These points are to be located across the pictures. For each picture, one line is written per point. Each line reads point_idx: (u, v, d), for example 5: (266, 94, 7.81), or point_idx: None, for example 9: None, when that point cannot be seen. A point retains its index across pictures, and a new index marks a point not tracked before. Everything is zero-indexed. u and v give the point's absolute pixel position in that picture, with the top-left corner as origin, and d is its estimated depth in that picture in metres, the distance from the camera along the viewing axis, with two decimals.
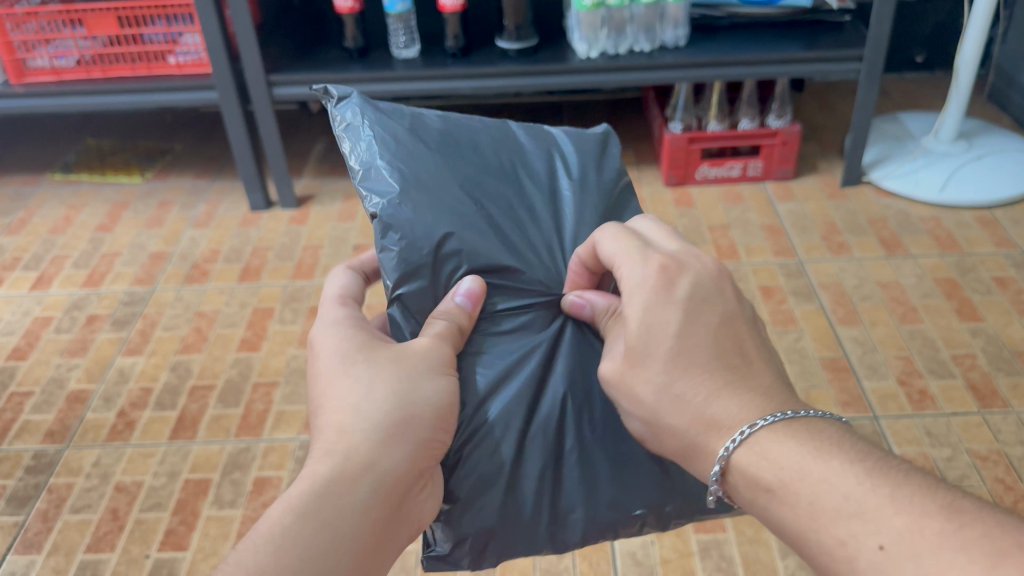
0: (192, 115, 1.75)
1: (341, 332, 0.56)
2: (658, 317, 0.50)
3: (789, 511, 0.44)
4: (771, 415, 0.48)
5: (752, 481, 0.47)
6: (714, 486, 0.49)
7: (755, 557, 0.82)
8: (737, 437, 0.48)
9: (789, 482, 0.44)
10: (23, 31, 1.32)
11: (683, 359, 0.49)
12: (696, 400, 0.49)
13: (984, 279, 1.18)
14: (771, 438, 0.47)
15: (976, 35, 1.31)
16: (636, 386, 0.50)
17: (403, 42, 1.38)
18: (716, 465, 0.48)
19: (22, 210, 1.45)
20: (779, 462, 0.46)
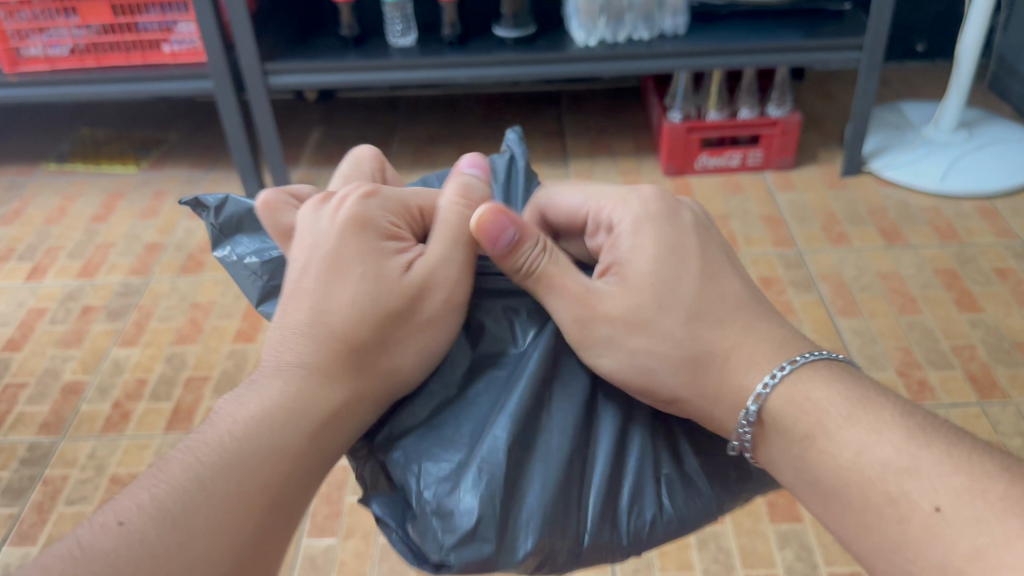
0: (188, 105, 1.74)
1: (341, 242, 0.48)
2: (673, 241, 0.50)
3: (837, 460, 0.42)
4: (805, 354, 0.47)
5: (790, 427, 0.45)
6: (744, 429, 0.47)
7: (752, 549, 0.82)
8: (775, 374, 0.47)
9: (837, 429, 0.43)
10: (16, 19, 1.31)
11: (705, 292, 0.49)
12: (708, 324, 0.48)
13: (984, 270, 1.17)
14: (809, 378, 0.46)
15: (977, 23, 1.30)
16: (651, 315, 0.48)
17: (400, 31, 1.36)
18: (753, 403, 0.46)
19: (17, 200, 1.44)
20: (824, 407, 0.44)
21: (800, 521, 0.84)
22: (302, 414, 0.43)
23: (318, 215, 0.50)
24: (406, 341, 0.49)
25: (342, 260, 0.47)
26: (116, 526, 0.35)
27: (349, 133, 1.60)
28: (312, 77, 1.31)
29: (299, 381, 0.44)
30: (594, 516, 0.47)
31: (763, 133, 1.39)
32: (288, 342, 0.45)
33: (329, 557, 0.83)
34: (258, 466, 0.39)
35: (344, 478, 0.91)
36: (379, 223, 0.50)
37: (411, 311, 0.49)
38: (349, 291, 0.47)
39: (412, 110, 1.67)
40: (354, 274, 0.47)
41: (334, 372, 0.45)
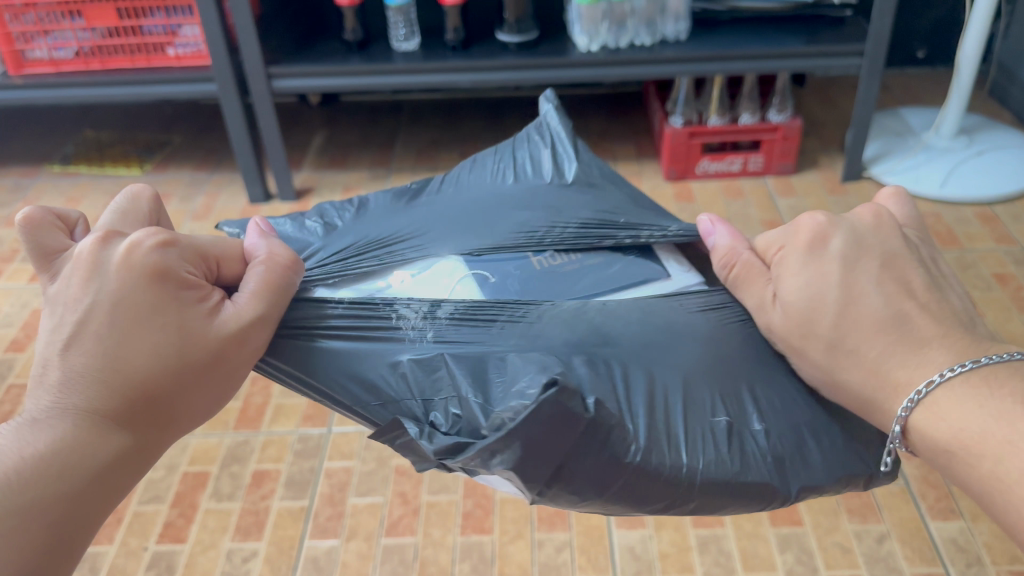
0: (191, 107, 1.75)
1: (136, 281, 0.41)
2: (821, 274, 0.46)
3: (975, 475, 0.41)
4: (953, 367, 0.42)
5: (931, 445, 0.43)
6: (896, 444, 0.45)
7: (753, 552, 0.82)
8: (913, 397, 0.43)
9: (974, 447, 0.40)
10: (22, 22, 1.32)
11: (844, 309, 0.45)
12: (844, 349, 0.45)
13: (985, 275, 1.18)
14: (954, 399, 0.42)
15: (977, 30, 1.31)
16: (805, 348, 0.47)
17: (403, 35, 1.37)
18: (896, 426, 0.44)
19: (20, 202, 1.45)
20: (959, 425, 0.41)
21: (800, 525, 0.85)
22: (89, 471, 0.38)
23: (104, 254, 0.41)
24: (208, 387, 0.43)
25: (132, 299, 0.40)
26: None
27: (350, 136, 1.61)
28: (316, 80, 1.32)
29: (86, 432, 0.38)
30: (646, 421, 0.48)
31: (764, 138, 1.40)
32: (70, 383, 0.39)
33: (331, 558, 0.83)
34: (36, 525, 0.36)
35: (347, 479, 0.92)
36: (180, 272, 0.43)
37: (225, 357, 0.43)
38: (158, 327, 0.40)
39: (415, 114, 1.68)
40: (158, 324, 0.40)
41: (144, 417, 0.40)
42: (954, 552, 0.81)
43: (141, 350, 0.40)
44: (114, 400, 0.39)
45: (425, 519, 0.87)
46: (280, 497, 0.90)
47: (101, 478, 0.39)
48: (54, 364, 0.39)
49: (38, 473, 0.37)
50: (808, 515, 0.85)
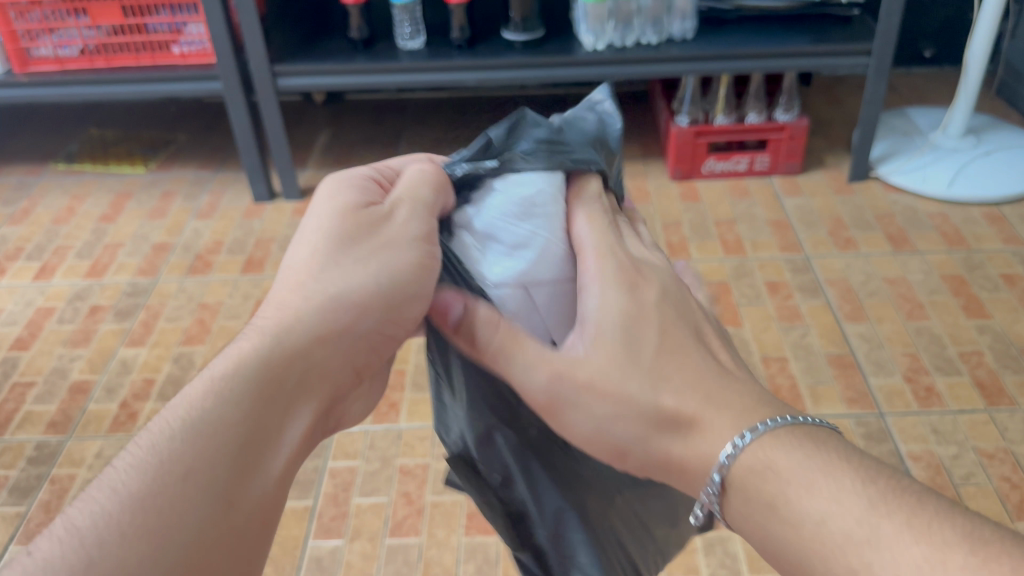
0: (196, 105, 1.75)
1: (325, 219, 0.46)
2: (636, 315, 0.45)
3: (792, 533, 0.38)
4: (773, 419, 0.41)
5: (749, 494, 0.40)
6: (708, 496, 0.42)
7: (759, 554, 0.82)
8: (738, 441, 0.41)
9: (799, 498, 0.38)
10: (27, 20, 1.32)
11: (634, 336, 0.44)
12: (668, 392, 0.42)
13: (992, 276, 1.17)
14: (775, 448, 0.40)
15: (985, 30, 1.30)
16: (627, 382, 0.43)
17: (409, 33, 1.36)
18: (716, 475, 0.41)
19: (25, 200, 1.45)
20: (788, 474, 0.39)
21: None
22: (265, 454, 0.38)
23: (314, 206, 0.47)
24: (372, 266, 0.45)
25: (317, 235, 0.45)
26: (24, 557, 0.32)
27: (357, 134, 1.60)
28: (321, 78, 1.32)
29: (265, 357, 0.40)
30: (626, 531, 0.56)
31: (771, 137, 1.39)
32: (265, 329, 0.41)
33: (335, 558, 0.83)
34: (217, 456, 0.36)
35: (351, 479, 0.92)
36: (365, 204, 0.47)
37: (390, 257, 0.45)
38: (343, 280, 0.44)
39: (420, 112, 1.68)
40: (331, 243, 0.45)
41: (309, 380, 0.41)
42: None
43: (320, 336, 0.42)
44: (265, 371, 0.40)
45: (429, 520, 0.86)
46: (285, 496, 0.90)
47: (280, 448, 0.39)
48: (257, 322, 0.42)
49: (214, 413, 0.37)
50: None
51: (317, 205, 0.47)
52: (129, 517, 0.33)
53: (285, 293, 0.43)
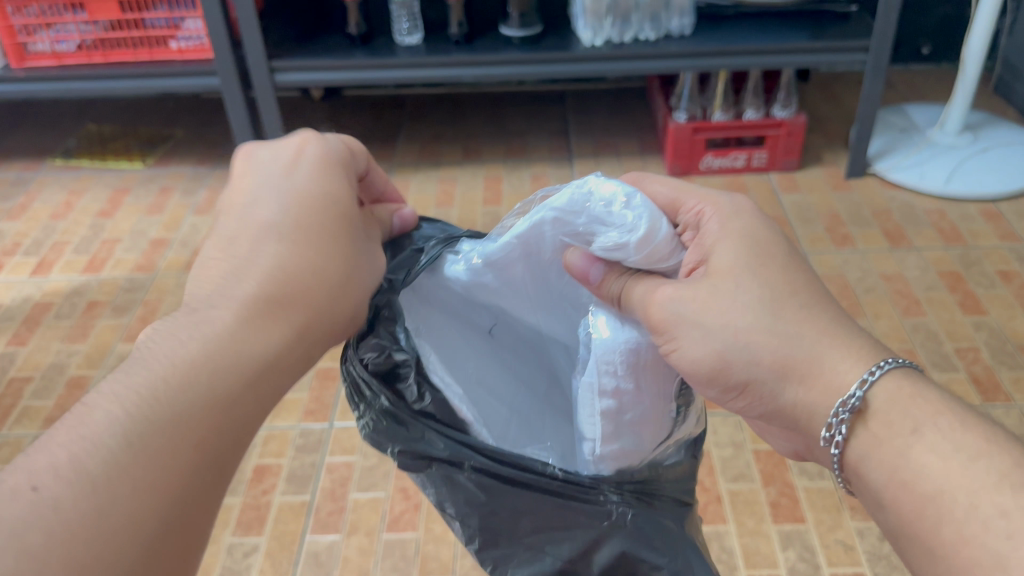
0: (193, 101, 1.75)
1: (272, 191, 0.49)
2: (749, 229, 0.48)
3: (928, 461, 0.40)
4: (891, 359, 0.44)
5: (889, 424, 0.43)
6: (840, 424, 0.44)
7: (755, 549, 0.82)
8: (875, 368, 0.44)
9: (941, 440, 0.41)
10: (25, 15, 1.31)
11: (760, 253, 0.47)
12: (792, 307, 0.45)
13: (989, 272, 1.17)
14: (904, 386, 0.43)
15: (983, 27, 1.30)
16: (734, 293, 0.45)
17: (407, 29, 1.36)
18: (851, 396, 0.43)
19: (22, 195, 1.45)
20: (929, 416, 0.42)
21: (803, 522, 0.85)
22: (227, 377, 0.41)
23: (267, 169, 0.51)
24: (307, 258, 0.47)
25: (261, 205, 0.49)
26: (29, 492, 0.33)
27: (354, 130, 1.60)
28: (318, 74, 1.32)
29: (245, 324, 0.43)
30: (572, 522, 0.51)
31: (769, 134, 1.39)
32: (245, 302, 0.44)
33: (332, 553, 0.83)
34: (196, 439, 0.38)
35: (349, 474, 0.92)
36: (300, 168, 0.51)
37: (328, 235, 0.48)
38: (298, 258, 0.47)
39: (418, 108, 1.68)
40: (268, 222, 0.48)
41: (270, 307, 0.45)
42: None
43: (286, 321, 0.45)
44: (244, 354, 0.42)
45: (426, 515, 0.86)
46: (282, 492, 0.90)
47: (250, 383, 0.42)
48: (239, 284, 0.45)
49: (199, 381, 0.39)
50: (810, 512, 0.85)
51: (267, 174, 0.50)
52: (123, 470, 0.35)
53: (245, 253, 0.46)
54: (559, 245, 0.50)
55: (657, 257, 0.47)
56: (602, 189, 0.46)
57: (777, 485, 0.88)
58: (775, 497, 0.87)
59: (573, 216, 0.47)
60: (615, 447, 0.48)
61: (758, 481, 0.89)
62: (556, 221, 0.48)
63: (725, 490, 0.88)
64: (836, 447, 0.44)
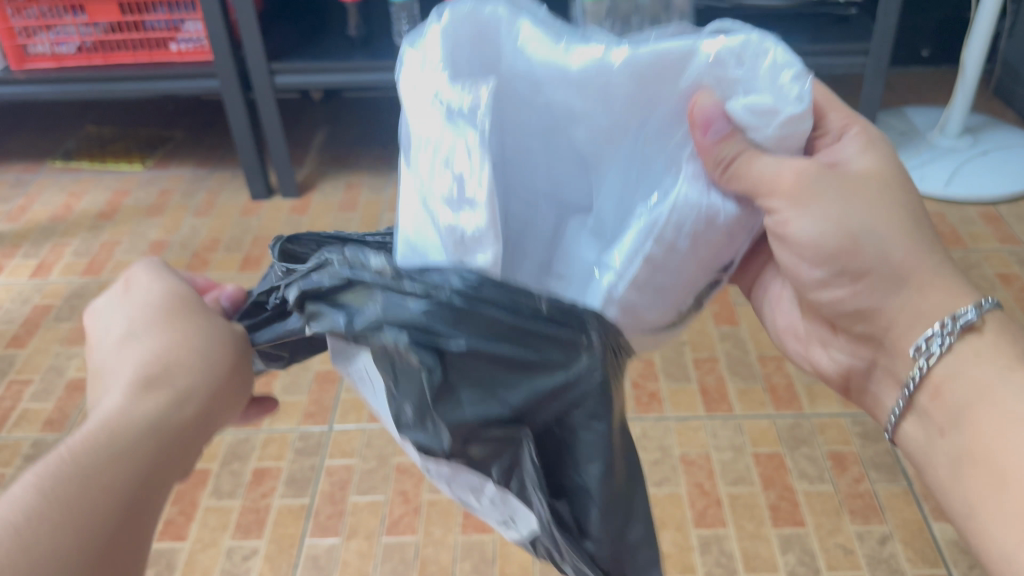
0: (193, 103, 1.75)
1: (120, 310, 0.45)
2: (882, 154, 0.50)
3: (1011, 403, 0.44)
4: (988, 301, 0.48)
5: (978, 366, 0.46)
6: (927, 357, 0.48)
7: (755, 553, 0.82)
8: (971, 308, 0.47)
9: (1018, 386, 0.45)
10: (25, 17, 1.32)
11: (888, 179, 0.49)
12: (910, 223, 0.48)
13: (988, 275, 1.17)
14: (992, 331, 0.47)
15: (982, 31, 1.30)
16: (866, 198, 0.47)
17: (406, 31, 1.36)
18: (939, 330, 0.47)
19: (21, 197, 1.45)
20: (1017, 361, 0.46)
21: (803, 525, 0.84)
22: (131, 430, 0.39)
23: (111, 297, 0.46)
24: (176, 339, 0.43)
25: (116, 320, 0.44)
26: None
27: (354, 132, 1.60)
28: (317, 77, 1.31)
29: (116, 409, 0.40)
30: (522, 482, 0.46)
31: None
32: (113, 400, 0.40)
33: (332, 556, 0.83)
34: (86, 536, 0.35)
35: (348, 477, 0.92)
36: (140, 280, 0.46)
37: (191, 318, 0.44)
38: (160, 344, 0.42)
39: None
40: (126, 329, 0.43)
41: (144, 388, 0.41)
42: (956, 553, 0.80)
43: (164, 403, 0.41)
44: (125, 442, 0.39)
45: (426, 518, 0.86)
46: (281, 495, 0.90)
47: (164, 440, 0.40)
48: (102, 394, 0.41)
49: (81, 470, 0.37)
50: (810, 516, 0.85)
51: (108, 304, 0.46)
52: None
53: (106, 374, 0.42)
54: (693, 86, 0.43)
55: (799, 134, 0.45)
56: (763, 49, 0.42)
57: (777, 489, 0.88)
58: (775, 500, 0.87)
59: (733, 58, 0.42)
60: (628, 310, 0.44)
61: (758, 484, 0.89)
62: (712, 62, 0.42)
63: (725, 493, 0.88)
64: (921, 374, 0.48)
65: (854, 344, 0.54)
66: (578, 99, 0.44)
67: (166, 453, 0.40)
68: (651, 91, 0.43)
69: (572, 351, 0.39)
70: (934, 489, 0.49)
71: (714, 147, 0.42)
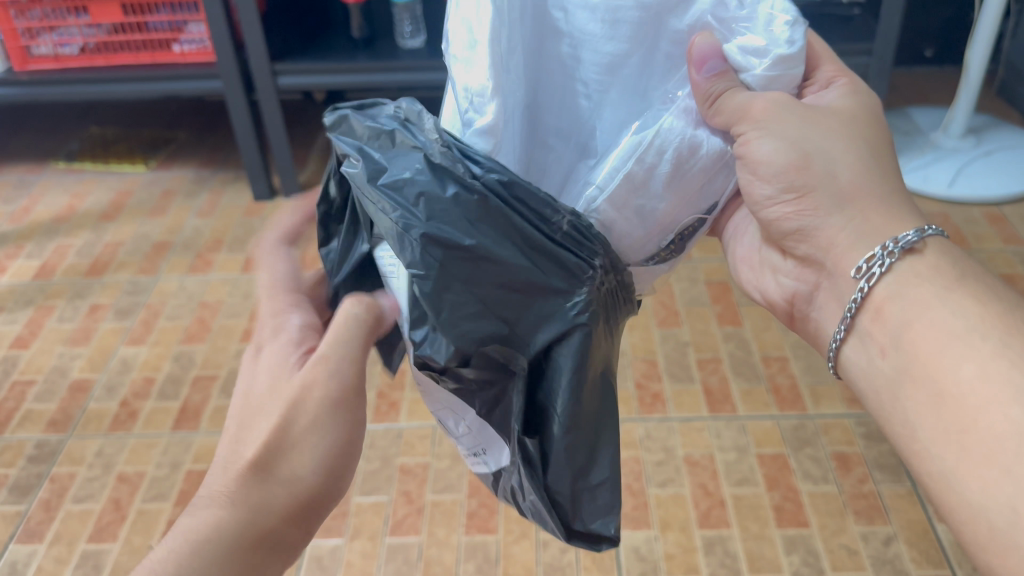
0: (196, 104, 1.75)
1: (268, 371, 0.46)
2: (861, 102, 0.53)
3: (935, 324, 0.45)
4: (927, 228, 0.49)
5: (912, 290, 0.47)
6: (864, 283, 0.49)
7: (759, 553, 0.82)
8: (912, 234, 0.48)
9: (948, 308, 0.45)
10: (28, 18, 1.31)
11: (858, 120, 0.52)
12: (868, 155, 0.50)
13: (993, 276, 1.17)
14: (930, 256, 0.48)
15: (987, 31, 1.30)
16: (832, 132, 0.50)
17: (409, 32, 1.36)
18: (876, 256, 0.48)
19: (25, 198, 1.45)
20: (952, 284, 0.46)
21: (807, 526, 0.84)
22: (234, 530, 0.42)
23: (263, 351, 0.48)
24: (304, 433, 0.44)
25: (260, 378, 0.46)
26: None
27: None
28: (321, 78, 1.31)
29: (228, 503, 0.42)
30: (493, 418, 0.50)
31: None
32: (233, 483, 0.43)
33: (335, 557, 0.83)
34: None
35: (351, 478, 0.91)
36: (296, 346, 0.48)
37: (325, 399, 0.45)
38: (286, 433, 0.44)
39: None
40: (261, 400, 0.45)
41: (259, 483, 0.43)
42: (960, 555, 0.80)
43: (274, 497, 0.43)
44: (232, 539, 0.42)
45: (429, 519, 0.86)
46: None
47: (304, 515, 0.44)
48: (222, 473, 0.43)
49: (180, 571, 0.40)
50: (814, 516, 0.85)
51: (256, 367, 0.47)
52: None
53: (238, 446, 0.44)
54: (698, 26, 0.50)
55: (784, 75, 0.50)
56: (765, 0, 0.48)
57: (781, 489, 0.88)
58: (779, 501, 0.87)
59: (734, 1, 0.48)
60: (608, 217, 0.48)
61: (762, 485, 0.88)
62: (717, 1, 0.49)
63: (729, 494, 0.88)
64: (859, 300, 0.50)
65: (801, 269, 0.56)
66: (591, 25, 0.50)
67: (264, 554, 0.43)
68: (653, 25, 0.50)
69: (576, 280, 0.44)
70: (875, 409, 0.50)
71: (705, 82, 0.48)
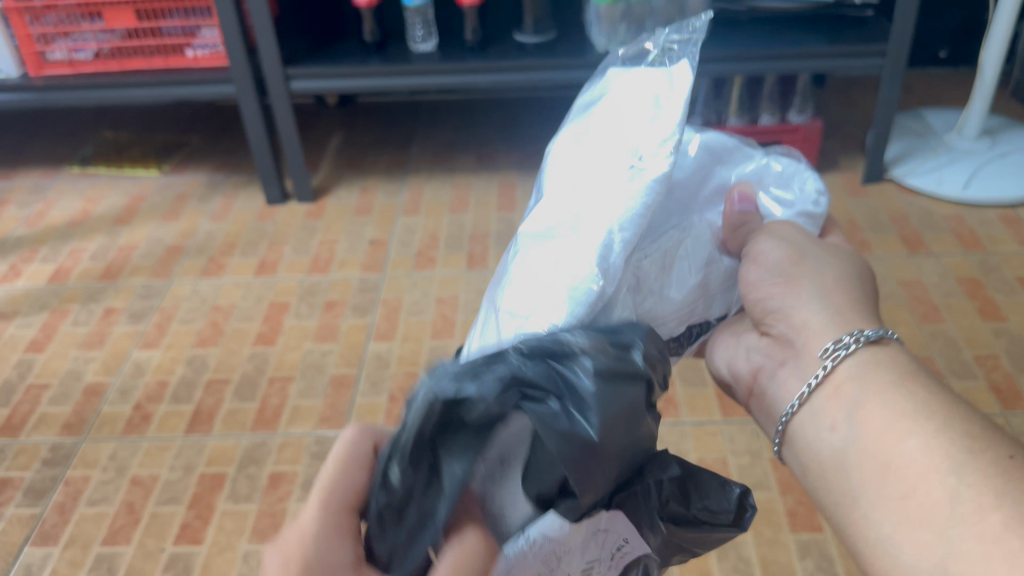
0: (209, 109, 1.76)
1: None
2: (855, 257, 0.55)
3: (886, 407, 0.40)
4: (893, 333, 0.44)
5: (871, 374, 0.42)
6: (826, 364, 0.45)
7: (773, 559, 0.81)
8: (872, 333, 0.44)
9: (905, 395, 0.40)
10: (42, 24, 1.33)
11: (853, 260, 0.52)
12: (857, 279, 0.49)
13: (1009, 279, 1.16)
14: (891, 354, 0.43)
15: (1001, 32, 1.29)
16: (833, 258, 0.51)
17: (421, 36, 1.37)
18: (842, 344, 0.44)
19: (40, 203, 1.46)
20: (911, 377, 0.41)
21: (821, 531, 0.84)
22: None
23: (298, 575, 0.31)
24: None
25: None
26: None
27: (370, 137, 1.61)
28: (333, 83, 1.32)
29: None
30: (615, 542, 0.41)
31: (784, 140, 1.38)
32: None
33: None
34: None
35: None
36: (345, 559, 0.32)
37: None
38: None
39: (432, 115, 1.68)
40: None
41: None
42: None
43: None
44: None
45: None
46: (297, 498, 0.90)
47: None
48: None
49: None
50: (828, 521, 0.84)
51: None
52: None
53: None
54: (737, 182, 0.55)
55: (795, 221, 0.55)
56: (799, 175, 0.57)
57: (794, 494, 0.88)
58: (793, 506, 0.86)
59: (776, 167, 0.56)
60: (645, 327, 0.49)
61: (775, 489, 0.88)
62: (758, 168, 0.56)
63: None
64: (817, 382, 0.45)
65: (773, 343, 0.50)
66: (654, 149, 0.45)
67: None
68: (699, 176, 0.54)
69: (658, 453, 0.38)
70: (817, 493, 0.44)
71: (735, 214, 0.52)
